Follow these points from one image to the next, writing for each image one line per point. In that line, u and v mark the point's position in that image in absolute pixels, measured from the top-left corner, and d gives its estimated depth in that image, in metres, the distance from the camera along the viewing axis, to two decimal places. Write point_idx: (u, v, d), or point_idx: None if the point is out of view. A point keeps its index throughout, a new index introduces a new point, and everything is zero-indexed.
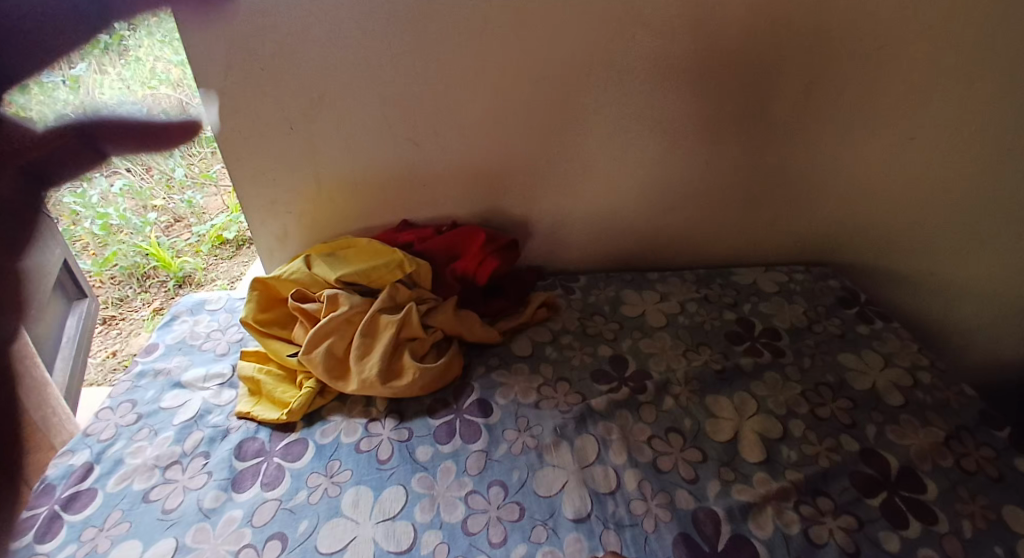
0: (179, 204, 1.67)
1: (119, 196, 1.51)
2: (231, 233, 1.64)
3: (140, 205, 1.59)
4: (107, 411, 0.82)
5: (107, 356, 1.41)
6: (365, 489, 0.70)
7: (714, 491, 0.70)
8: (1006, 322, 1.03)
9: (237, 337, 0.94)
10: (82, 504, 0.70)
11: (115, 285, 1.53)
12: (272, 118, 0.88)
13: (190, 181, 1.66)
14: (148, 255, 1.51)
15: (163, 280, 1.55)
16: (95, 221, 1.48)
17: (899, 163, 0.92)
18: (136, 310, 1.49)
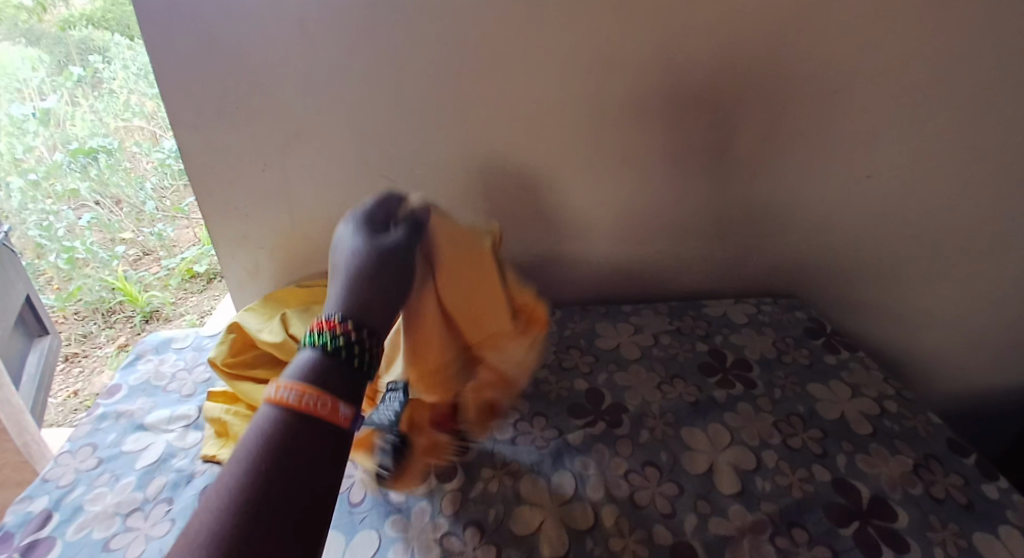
0: (147, 237, 1.84)
1: (87, 230, 1.77)
2: (202, 266, 1.83)
3: (108, 238, 1.81)
4: (66, 456, 0.75)
5: (69, 395, 1.68)
6: (335, 535, 0.62)
7: (691, 526, 0.64)
8: (965, 344, 1.08)
9: (205, 376, 0.86)
10: (39, 555, 0.63)
11: (79, 320, 1.79)
12: (247, 153, 0.86)
13: (161, 215, 1.84)
14: (114, 289, 1.76)
15: (128, 315, 1.80)
16: (62, 254, 1.75)
17: (868, 194, 0.94)
18: (101, 347, 1.75)
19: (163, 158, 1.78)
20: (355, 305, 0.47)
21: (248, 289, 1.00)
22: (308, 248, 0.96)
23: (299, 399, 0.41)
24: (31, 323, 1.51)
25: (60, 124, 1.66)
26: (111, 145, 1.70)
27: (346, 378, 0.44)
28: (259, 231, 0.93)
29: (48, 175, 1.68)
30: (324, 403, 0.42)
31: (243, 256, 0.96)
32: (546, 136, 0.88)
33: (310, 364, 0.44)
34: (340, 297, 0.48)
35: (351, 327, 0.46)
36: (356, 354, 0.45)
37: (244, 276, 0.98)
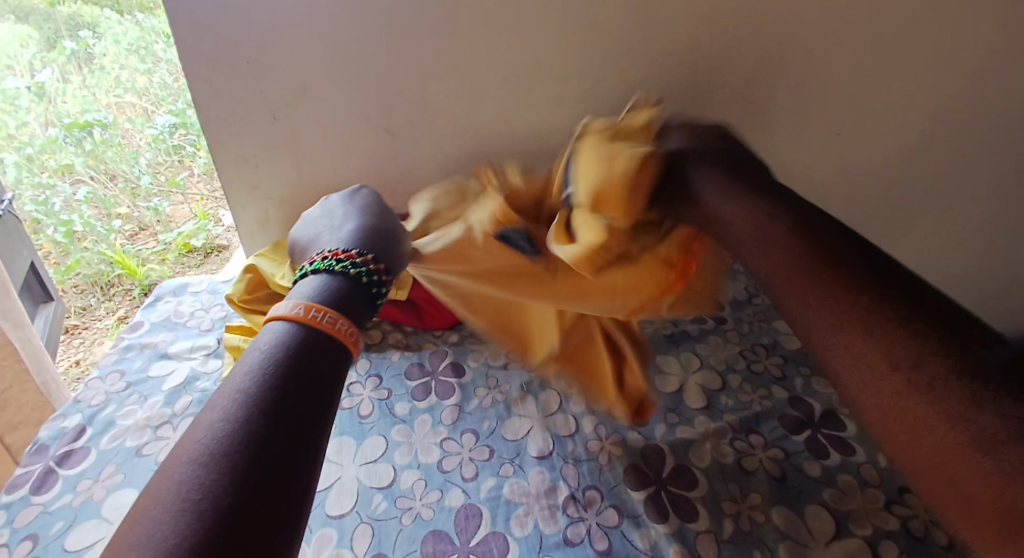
0: (145, 212, 1.72)
1: (83, 203, 1.65)
2: (200, 239, 1.69)
3: (104, 213, 1.69)
4: (96, 380, 0.82)
5: (70, 366, 1.50)
6: (347, 438, 0.71)
7: (660, 431, 0.72)
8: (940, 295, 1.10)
9: (221, 313, 0.93)
10: (77, 460, 0.71)
11: (78, 293, 1.61)
12: (257, 106, 0.92)
13: (156, 190, 1.72)
14: (113, 263, 1.60)
15: (128, 288, 1.64)
16: (59, 228, 1.61)
17: (838, 155, 0.98)
18: (101, 319, 1.58)
19: (156, 133, 1.69)
20: (359, 240, 0.52)
21: (258, 238, 1.07)
22: (314, 199, 1.03)
23: (312, 313, 0.40)
24: (35, 289, 1.44)
25: (53, 100, 1.63)
26: (106, 119, 1.64)
27: (363, 297, 0.46)
28: (268, 181, 1.00)
29: (44, 149, 1.61)
30: (330, 318, 0.41)
31: (254, 206, 1.03)
32: (534, 94, 0.93)
33: (323, 285, 0.44)
34: (347, 238, 0.51)
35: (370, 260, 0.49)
36: (367, 276, 0.47)
37: (254, 225, 1.05)
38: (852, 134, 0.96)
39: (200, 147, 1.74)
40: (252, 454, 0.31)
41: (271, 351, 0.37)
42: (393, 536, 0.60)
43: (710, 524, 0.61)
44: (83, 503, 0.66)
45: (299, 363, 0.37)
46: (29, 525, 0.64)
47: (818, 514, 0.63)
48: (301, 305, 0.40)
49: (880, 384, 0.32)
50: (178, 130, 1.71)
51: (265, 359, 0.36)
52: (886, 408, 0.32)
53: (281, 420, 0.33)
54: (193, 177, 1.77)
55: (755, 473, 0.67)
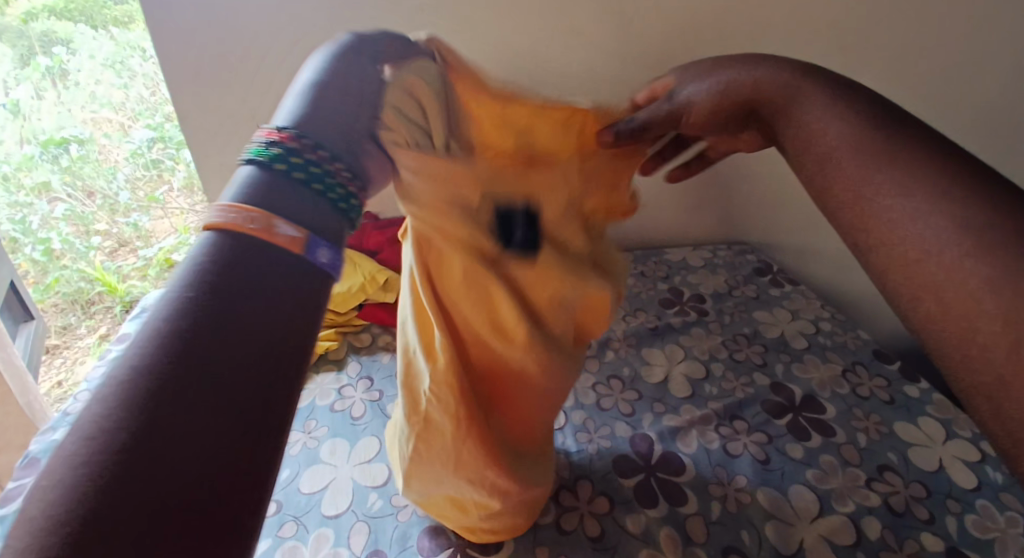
0: (124, 228, 1.67)
1: (62, 221, 1.61)
2: (181, 254, 1.67)
3: (84, 230, 1.65)
4: (85, 392, 0.82)
5: (53, 386, 1.50)
6: (340, 440, 0.72)
7: (648, 421, 0.74)
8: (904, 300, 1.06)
9: None
10: None
11: (58, 312, 1.59)
12: (240, 117, 0.92)
13: (136, 205, 1.67)
14: (94, 281, 1.59)
15: (110, 305, 1.62)
16: (37, 246, 1.58)
17: None
18: (81, 337, 1.57)
19: (134, 147, 1.65)
20: (314, 119, 0.29)
21: None
22: None
23: (240, 219, 0.23)
24: (15, 308, 1.42)
25: (29, 118, 1.59)
26: (82, 135, 1.61)
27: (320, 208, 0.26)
28: None
29: (20, 167, 1.58)
30: (255, 222, 0.23)
31: None
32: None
33: (254, 182, 0.25)
34: (293, 107, 0.29)
35: (312, 148, 0.26)
36: (319, 175, 0.26)
37: None
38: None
39: (179, 161, 1.68)
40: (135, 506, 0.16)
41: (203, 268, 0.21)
42: (389, 532, 0.61)
43: (699, 506, 0.63)
44: None
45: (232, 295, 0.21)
46: None
47: (802, 493, 0.65)
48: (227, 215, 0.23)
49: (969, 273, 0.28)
50: (157, 144, 1.66)
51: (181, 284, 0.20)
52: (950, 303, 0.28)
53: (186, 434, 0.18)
54: (172, 192, 1.70)
55: (740, 457, 0.69)
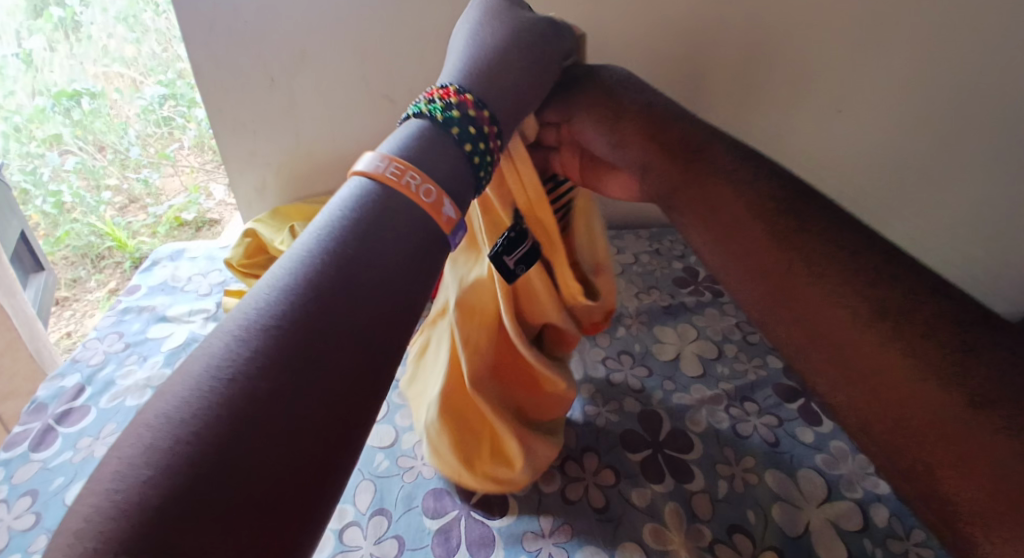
0: (135, 184, 1.66)
1: (72, 174, 1.62)
2: (192, 213, 1.64)
3: (94, 185, 1.65)
4: (94, 341, 0.82)
5: (62, 337, 1.51)
6: None
7: (657, 397, 0.74)
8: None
9: (219, 278, 0.92)
10: (77, 418, 0.71)
11: (68, 265, 1.61)
12: (253, 70, 0.89)
13: (146, 161, 1.65)
14: (104, 235, 1.59)
15: (118, 261, 1.62)
16: (47, 199, 1.60)
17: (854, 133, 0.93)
18: (91, 291, 1.57)
19: (145, 103, 1.59)
20: (481, 81, 0.43)
21: (256, 207, 1.05)
22: (314, 169, 1.01)
23: (401, 174, 0.33)
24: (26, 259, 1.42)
25: (41, 70, 1.55)
26: (93, 89, 1.57)
27: (468, 172, 0.38)
28: (266, 147, 0.98)
29: (32, 119, 1.57)
30: (428, 193, 0.34)
31: (251, 172, 1.01)
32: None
33: (423, 139, 0.37)
34: (462, 72, 0.43)
35: (486, 120, 0.40)
36: (478, 149, 0.39)
37: (252, 192, 1.03)
38: (852, 113, 0.91)
39: (190, 120, 1.62)
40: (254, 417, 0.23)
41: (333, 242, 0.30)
42: (395, 491, 0.61)
43: (705, 484, 0.63)
44: (83, 460, 0.66)
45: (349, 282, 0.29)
46: (29, 481, 0.64)
47: (810, 477, 0.65)
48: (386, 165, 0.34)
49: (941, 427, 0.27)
50: (168, 102, 1.59)
51: (315, 249, 0.29)
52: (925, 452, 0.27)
53: (302, 372, 0.25)
54: (183, 149, 1.67)
55: (749, 438, 0.69)
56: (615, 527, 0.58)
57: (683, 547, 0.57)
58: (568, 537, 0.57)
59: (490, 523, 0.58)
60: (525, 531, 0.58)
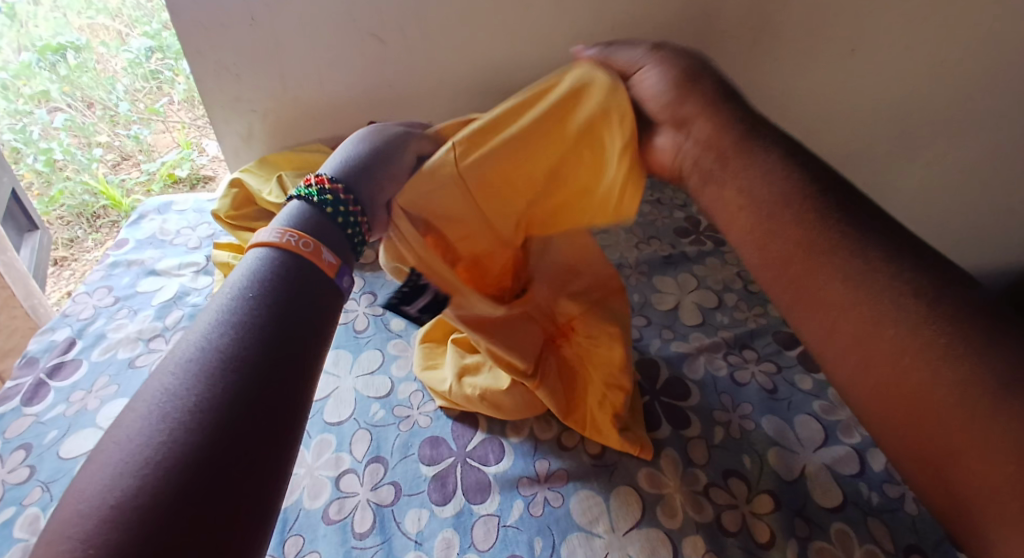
0: (126, 140, 1.61)
1: (61, 131, 1.56)
2: (185, 170, 1.57)
3: (85, 142, 1.60)
4: (83, 295, 0.80)
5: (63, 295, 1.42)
6: (343, 352, 0.71)
7: (655, 345, 0.73)
8: (932, 235, 1.02)
9: (208, 232, 0.90)
10: (69, 372, 0.70)
11: (64, 225, 1.54)
12: (232, 9, 0.84)
13: (136, 116, 1.61)
14: (98, 194, 1.52)
15: (115, 220, 1.56)
16: (38, 157, 1.53)
17: (873, 76, 0.86)
18: (89, 251, 1.51)
19: (133, 57, 1.58)
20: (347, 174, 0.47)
21: (243, 156, 1.02)
22: (303, 114, 0.97)
23: (284, 237, 0.40)
24: (18, 218, 1.39)
25: (24, 23, 1.56)
26: (78, 42, 1.55)
27: (337, 231, 0.44)
28: (251, 93, 0.94)
29: (18, 75, 1.53)
30: (309, 246, 0.41)
31: (237, 120, 0.97)
32: (528, 10, 0.85)
33: (299, 211, 0.44)
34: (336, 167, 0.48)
35: (343, 190, 0.46)
36: (347, 217, 0.45)
37: (239, 141, 1.00)
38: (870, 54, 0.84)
39: (179, 73, 1.62)
40: (205, 432, 0.30)
41: (244, 293, 0.37)
42: (391, 440, 0.61)
43: (702, 430, 0.63)
44: (77, 413, 0.66)
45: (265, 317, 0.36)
46: (23, 435, 0.65)
47: (807, 423, 0.64)
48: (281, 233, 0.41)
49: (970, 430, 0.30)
50: (155, 54, 1.60)
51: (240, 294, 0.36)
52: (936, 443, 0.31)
53: (244, 387, 0.32)
54: (173, 105, 1.64)
55: (747, 385, 0.68)
56: (611, 472, 0.58)
57: (678, 492, 0.57)
58: (563, 482, 0.58)
59: (486, 469, 0.59)
60: (521, 476, 0.58)
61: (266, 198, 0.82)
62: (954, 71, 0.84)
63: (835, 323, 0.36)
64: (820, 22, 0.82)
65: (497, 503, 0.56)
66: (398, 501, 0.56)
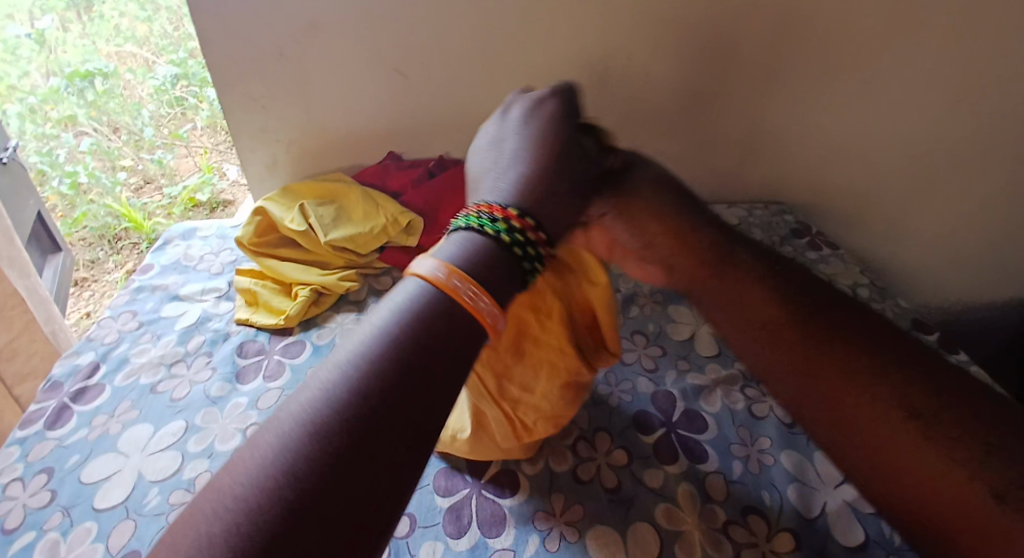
0: (149, 164, 1.64)
1: (87, 155, 1.62)
2: (205, 194, 1.60)
3: (110, 166, 1.64)
4: (108, 319, 0.82)
5: (81, 317, 1.46)
6: None
7: (671, 378, 0.72)
8: (956, 265, 1.00)
9: (231, 258, 0.92)
10: (92, 396, 0.72)
11: (86, 246, 1.57)
12: (261, 43, 0.88)
13: (160, 142, 1.65)
14: (120, 217, 1.55)
15: (135, 242, 1.58)
16: (63, 179, 1.58)
17: (886, 111, 0.86)
18: (109, 272, 1.53)
19: (159, 83, 1.64)
20: (518, 177, 0.43)
21: (267, 183, 1.05)
22: (325, 142, 0.99)
23: (452, 285, 0.33)
24: (42, 240, 1.43)
25: (53, 50, 1.63)
26: (107, 68, 1.61)
27: (513, 280, 0.37)
28: (276, 124, 0.97)
29: (46, 100, 1.60)
30: (468, 296, 0.33)
31: (262, 149, 1.00)
32: (545, 45, 0.87)
33: (461, 251, 0.36)
34: (499, 175, 0.43)
35: (527, 227, 0.39)
36: (519, 248, 0.38)
37: (263, 169, 1.03)
38: (887, 86, 0.84)
39: (201, 99, 1.67)
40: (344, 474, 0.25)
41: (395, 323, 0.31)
42: None
43: (719, 466, 0.62)
44: (98, 437, 0.67)
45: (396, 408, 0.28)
46: (45, 458, 0.65)
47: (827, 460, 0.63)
48: (441, 274, 0.33)
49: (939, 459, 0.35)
50: (180, 82, 1.65)
51: (401, 318, 0.31)
52: (893, 457, 0.37)
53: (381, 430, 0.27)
54: (196, 130, 1.70)
55: (765, 419, 0.67)
56: (627, 508, 0.58)
57: (696, 530, 0.56)
58: (579, 516, 0.57)
59: (502, 501, 0.58)
60: (536, 510, 0.58)
61: (288, 225, 0.84)
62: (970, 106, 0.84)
63: (850, 417, 0.39)
64: (835, 58, 0.83)
65: (512, 537, 0.55)
66: (413, 532, 0.56)
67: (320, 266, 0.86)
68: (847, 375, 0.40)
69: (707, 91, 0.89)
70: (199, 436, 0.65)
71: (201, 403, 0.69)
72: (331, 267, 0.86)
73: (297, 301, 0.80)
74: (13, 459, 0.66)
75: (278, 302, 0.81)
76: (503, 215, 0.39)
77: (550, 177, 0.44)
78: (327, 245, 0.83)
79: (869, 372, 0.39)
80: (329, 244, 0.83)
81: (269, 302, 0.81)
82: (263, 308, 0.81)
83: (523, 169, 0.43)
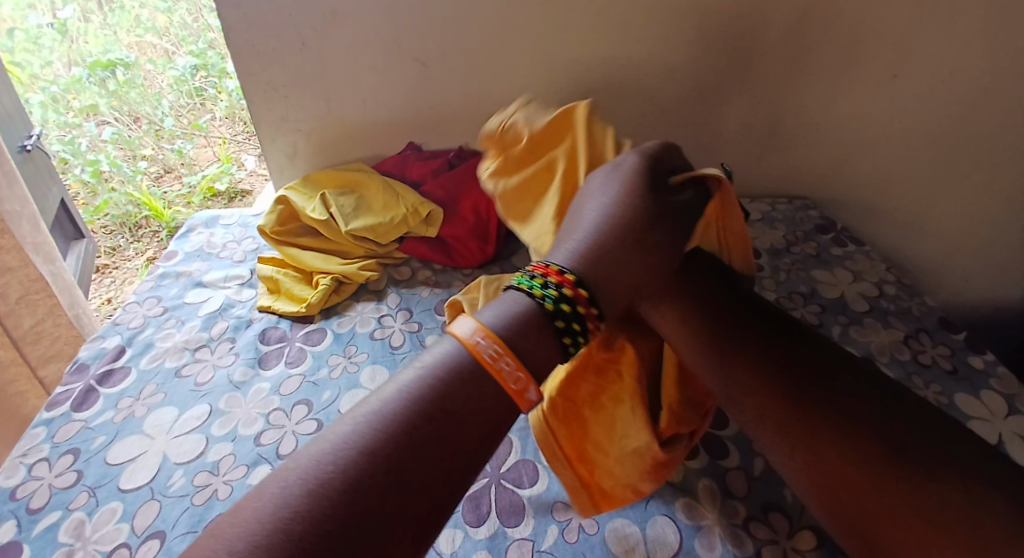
0: (169, 154, 1.67)
1: (109, 144, 1.63)
2: (223, 183, 1.62)
3: (131, 155, 1.66)
4: (134, 304, 0.83)
5: (103, 303, 1.48)
6: (380, 367, 0.72)
7: None
8: (981, 262, 0.98)
9: (253, 246, 0.93)
10: (118, 379, 0.73)
11: (108, 234, 1.60)
12: (284, 33, 0.88)
13: (179, 132, 1.68)
14: (141, 205, 1.57)
15: (156, 230, 1.61)
16: (86, 168, 1.58)
17: (915, 105, 0.85)
18: (130, 259, 1.56)
19: (178, 74, 1.65)
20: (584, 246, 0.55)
21: (287, 173, 1.06)
22: (346, 132, 1.00)
23: (494, 356, 0.44)
24: (66, 227, 1.45)
25: (75, 40, 1.65)
26: (128, 59, 1.62)
27: (555, 341, 0.48)
28: (297, 114, 0.97)
29: (68, 89, 1.62)
30: (512, 374, 0.44)
31: (283, 139, 1.01)
32: (568, 36, 0.86)
33: (517, 308, 0.48)
34: (567, 251, 0.54)
35: (577, 298, 0.51)
36: (563, 320, 0.49)
37: (284, 159, 1.03)
38: (913, 79, 0.82)
39: (221, 90, 1.69)
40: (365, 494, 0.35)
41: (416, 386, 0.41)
42: None
43: (741, 461, 0.62)
44: (124, 420, 0.68)
45: (423, 447, 0.38)
46: (71, 439, 0.67)
47: None
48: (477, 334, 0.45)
49: (921, 506, 0.41)
50: (200, 72, 1.67)
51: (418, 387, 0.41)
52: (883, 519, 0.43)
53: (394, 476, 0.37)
54: (215, 121, 1.72)
55: None
56: (646, 501, 0.58)
57: (717, 525, 0.56)
58: (598, 508, 0.57)
59: (520, 492, 0.58)
60: (556, 500, 0.58)
61: (309, 214, 0.85)
62: (1002, 102, 0.82)
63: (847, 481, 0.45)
64: (863, 51, 0.81)
65: (532, 527, 0.55)
66: None
67: (341, 256, 0.86)
68: (840, 445, 0.45)
69: (729, 85, 0.87)
70: (223, 420, 0.66)
71: (224, 388, 0.70)
72: (351, 257, 0.86)
73: (318, 289, 0.81)
74: (40, 440, 0.67)
75: (300, 290, 0.82)
76: (552, 279, 0.51)
77: (606, 260, 0.54)
78: (347, 235, 0.83)
79: (840, 431, 0.46)
80: (348, 234, 0.83)
81: (290, 289, 0.81)
82: (284, 297, 0.82)
83: (586, 246, 0.55)
